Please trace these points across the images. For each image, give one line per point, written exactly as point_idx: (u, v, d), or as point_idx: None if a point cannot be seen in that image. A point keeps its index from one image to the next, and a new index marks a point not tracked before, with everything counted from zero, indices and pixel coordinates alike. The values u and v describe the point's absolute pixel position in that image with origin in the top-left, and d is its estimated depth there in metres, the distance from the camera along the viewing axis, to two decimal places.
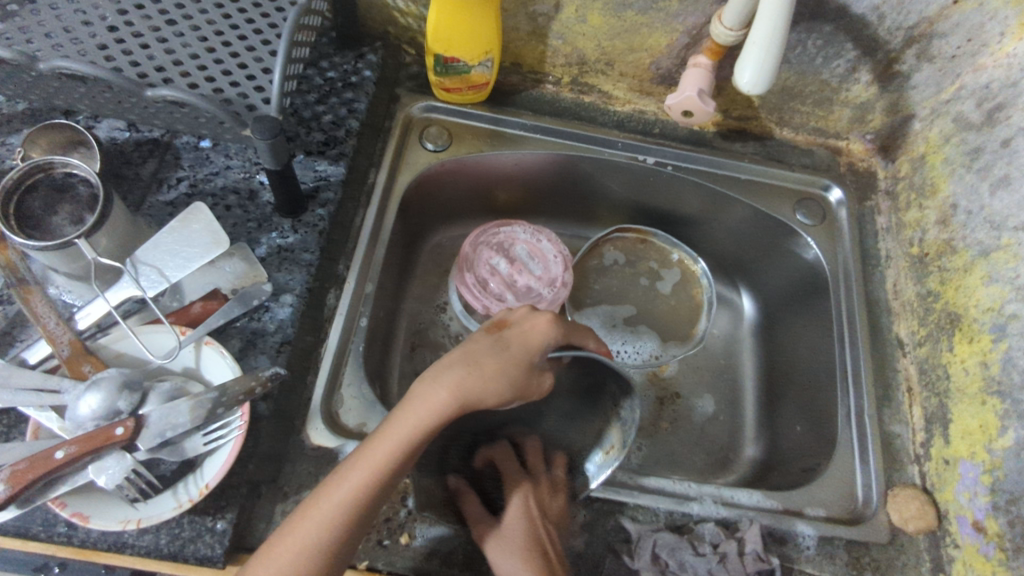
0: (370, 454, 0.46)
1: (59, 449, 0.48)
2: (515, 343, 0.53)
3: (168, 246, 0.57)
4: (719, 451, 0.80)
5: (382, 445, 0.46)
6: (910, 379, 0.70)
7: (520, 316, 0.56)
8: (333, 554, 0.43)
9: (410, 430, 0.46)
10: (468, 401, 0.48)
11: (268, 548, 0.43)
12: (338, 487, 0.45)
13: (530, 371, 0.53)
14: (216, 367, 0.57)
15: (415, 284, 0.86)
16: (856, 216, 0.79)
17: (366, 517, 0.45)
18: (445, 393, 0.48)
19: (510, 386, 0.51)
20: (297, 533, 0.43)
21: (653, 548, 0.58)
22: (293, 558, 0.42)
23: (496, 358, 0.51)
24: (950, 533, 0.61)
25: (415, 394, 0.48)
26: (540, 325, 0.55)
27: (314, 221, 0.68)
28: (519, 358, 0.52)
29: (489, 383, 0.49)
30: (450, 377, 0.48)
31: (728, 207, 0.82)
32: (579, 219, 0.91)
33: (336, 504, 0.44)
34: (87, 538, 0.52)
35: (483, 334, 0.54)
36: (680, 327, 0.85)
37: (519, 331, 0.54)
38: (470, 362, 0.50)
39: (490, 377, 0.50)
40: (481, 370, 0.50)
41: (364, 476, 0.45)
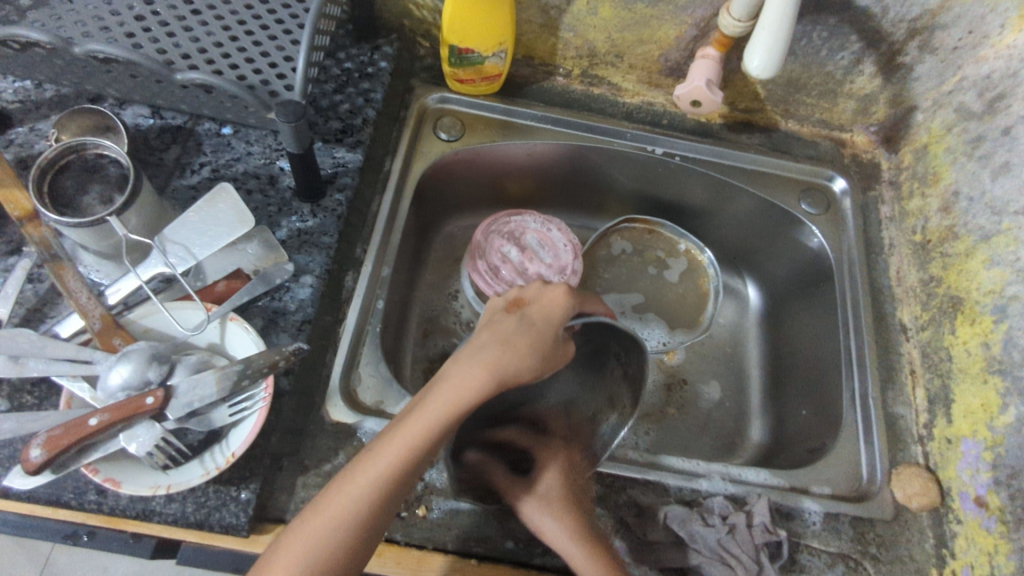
0: (402, 433, 0.43)
1: (92, 417, 0.49)
2: (541, 320, 0.51)
3: (195, 225, 0.59)
4: (726, 435, 0.81)
5: (414, 422, 0.43)
6: (913, 362, 0.71)
7: (536, 291, 0.54)
8: (366, 531, 0.42)
9: (447, 409, 0.44)
10: (503, 378, 0.46)
11: (298, 525, 0.41)
12: (370, 467, 0.42)
13: (558, 346, 0.51)
14: (240, 343, 0.59)
15: (428, 271, 0.88)
16: (861, 205, 0.81)
17: (398, 494, 0.43)
18: (481, 370, 0.45)
19: (542, 361, 0.49)
20: (329, 511, 0.41)
21: (664, 520, 0.59)
22: (327, 535, 0.41)
23: (525, 334, 0.49)
24: (953, 509, 0.63)
25: (451, 373, 0.46)
26: (558, 298, 0.53)
27: (332, 206, 0.70)
28: (546, 333, 0.50)
29: (523, 360, 0.47)
30: (484, 357, 0.46)
31: (735, 197, 0.84)
32: (587, 210, 0.93)
33: (370, 481, 0.42)
34: (116, 505, 0.54)
35: (502, 312, 0.52)
36: (687, 315, 0.87)
37: (540, 306, 0.52)
38: (499, 340, 0.48)
39: (523, 354, 0.48)
40: (514, 347, 0.48)
41: (398, 455, 0.43)
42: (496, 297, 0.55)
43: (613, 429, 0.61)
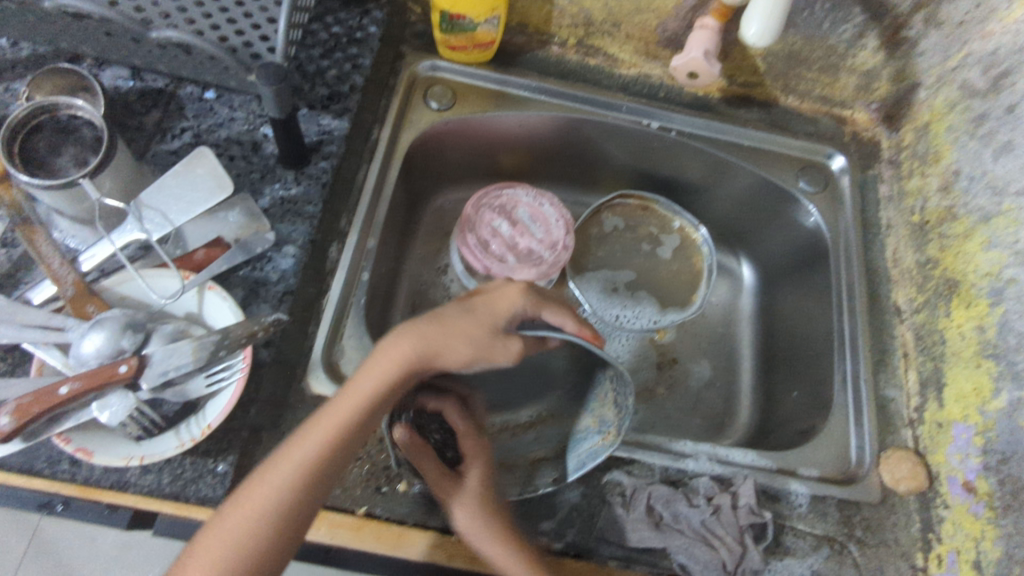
0: (328, 415, 0.47)
1: (64, 385, 0.48)
2: (482, 307, 0.53)
3: (172, 190, 0.58)
4: (714, 415, 0.80)
5: (338, 405, 0.47)
6: (906, 345, 0.70)
7: (494, 288, 0.57)
8: (285, 517, 0.44)
9: (374, 386, 0.47)
10: (431, 360, 0.49)
11: (217, 521, 0.43)
12: (296, 451, 0.45)
13: (497, 336, 0.52)
14: (219, 313, 0.57)
15: (417, 246, 0.86)
16: (859, 183, 0.79)
17: (325, 481, 0.46)
18: (411, 349, 0.48)
19: (473, 348, 0.50)
20: (247, 498, 0.43)
21: (648, 500, 0.59)
22: (246, 526, 0.42)
23: (463, 320, 0.51)
24: (940, 494, 0.62)
25: (378, 354, 0.49)
26: (510, 293, 0.55)
27: (317, 174, 0.68)
28: (484, 323, 0.52)
29: (456, 341, 0.50)
30: (416, 333, 0.49)
31: (731, 174, 0.82)
32: (581, 185, 0.91)
33: (294, 467, 0.45)
34: (91, 476, 0.53)
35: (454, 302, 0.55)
36: (680, 294, 0.85)
37: (490, 297, 0.54)
38: (434, 323, 0.51)
39: (455, 335, 0.50)
40: (445, 330, 0.50)
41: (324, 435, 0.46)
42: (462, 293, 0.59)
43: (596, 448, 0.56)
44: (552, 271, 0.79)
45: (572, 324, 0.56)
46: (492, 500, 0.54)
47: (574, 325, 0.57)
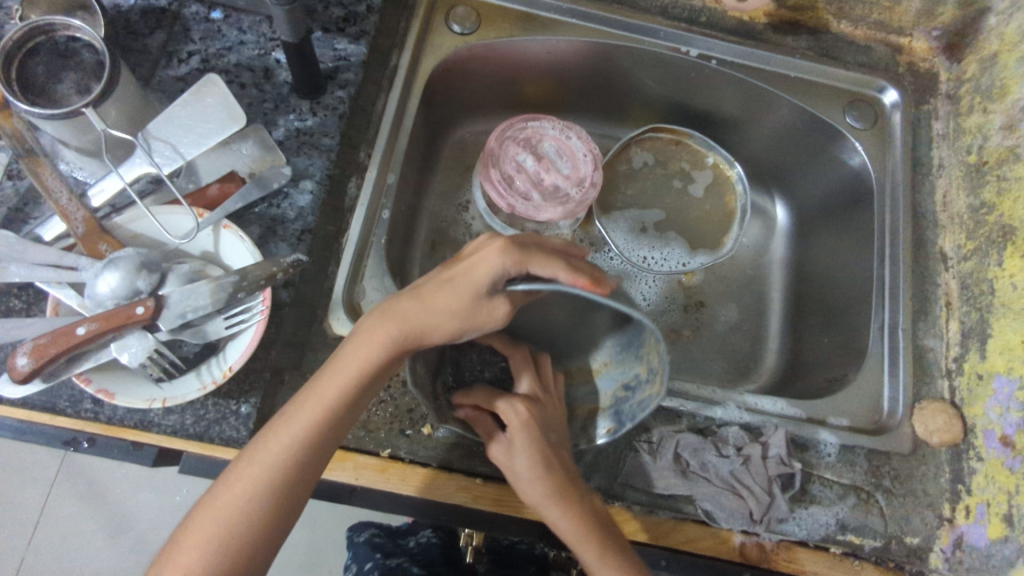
0: (313, 395, 0.46)
1: (80, 326, 0.47)
2: (461, 272, 0.47)
3: (182, 120, 0.54)
4: (740, 359, 0.79)
5: (323, 386, 0.46)
6: (950, 294, 0.67)
7: (477, 245, 0.49)
8: (279, 497, 0.45)
9: (357, 369, 0.47)
10: (410, 336, 0.47)
11: (208, 501, 0.44)
12: (285, 434, 0.45)
13: (479, 304, 0.46)
14: (236, 252, 0.55)
15: (437, 181, 0.82)
16: (912, 119, 0.74)
17: (313, 462, 0.46)
18: (393, 330, 0.47)
19: (455, 321, 0.46)
20: (240, 481, 0.44)
21: (676, 448, 0.58)
22: (234, 506, 0.44)
23: (441, 288, 0.47)
24: (974, 446, 0.61)
25: (360, 332, 0.47)
26: (489, 251, 0.46)
27: (334, 104, 0.64)
28: (463, 291, 0.46)
29: (436, 315, 0.47)
30: (396, 311, 0.47)
31: (772, 107, 0.77)
32: (610, 117, 0.85)
33: (279, 448, 0.45)
34: (114, 415, 0.53)
35: (439, 268, 0.50)
36: (711, 236, 0.82)
37: (470, 257, 0.48)
38: (416, 299, 0.47)
39: (433, 308, 0.47)
40: (426, 305, 0.47)
41: (309, 415, 0.46)
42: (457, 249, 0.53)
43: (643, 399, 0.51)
44: (579, 210, 0.75)
45: (565, 275, 0.44)
46: (549, 457, 0.52)
47: (568, 275, 0.44)
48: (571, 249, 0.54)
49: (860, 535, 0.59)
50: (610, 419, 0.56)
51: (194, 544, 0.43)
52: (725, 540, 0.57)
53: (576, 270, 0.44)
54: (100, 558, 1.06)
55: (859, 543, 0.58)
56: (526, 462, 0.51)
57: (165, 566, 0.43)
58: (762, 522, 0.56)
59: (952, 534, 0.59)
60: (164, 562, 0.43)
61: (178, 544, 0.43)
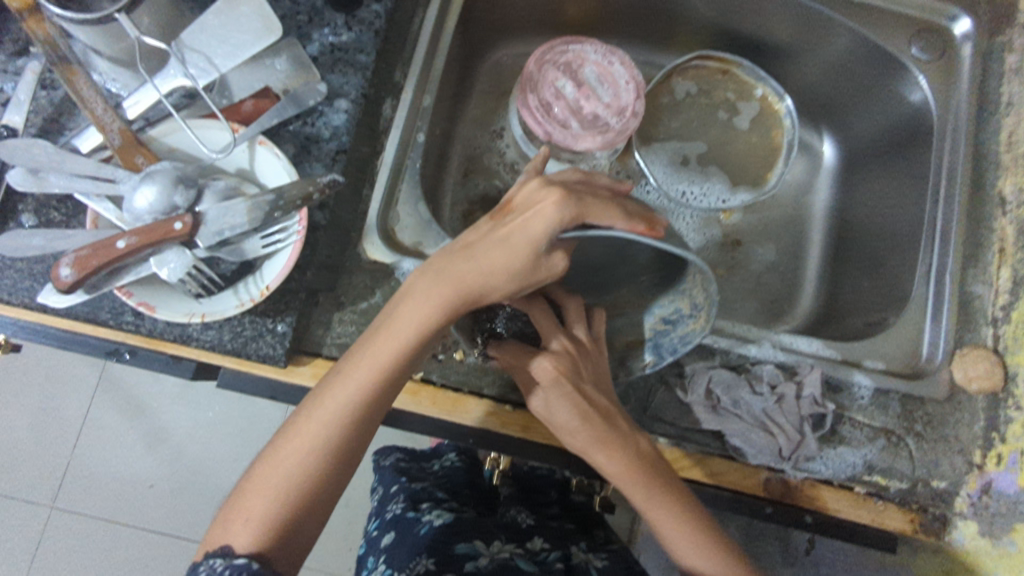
0: (366, 353, 0.46)
1: (121, 239, 0.47)
2: (517, 230, 0.45)
3: (215, 30, 0.52)
4: (774, 300, 0.77)
5: (378, 345, 0.46)
6: (1004, 240, 0.64)
7: (527, 197, 0.47)
8: (340, 450, 0.45)
9: (413, 330, 0.46)
10: (470, 295, 0.46)
11: (272, 452, 0.45)
12: (342, 390, 0.46)
13: (538, 261, 0.45)
14: (271, 169, 0.54)
15: (472, 105, 0.80)
16: (983, 52, 0.69)
17: (370, 415, 0.46)
18: (447, 288, 0.45)
19: (514, 279, 0.45)
20: (302, 437, 0.45)
21: (708, 384, 0.58)
22: (298, 459, 0.44)
23: (498, 247, 0.45)
24: (1014, 395, 0.60)
25: (414, 291, 0.46)
26: (543, 208, 0.45)
27: (370, 19, 0.61)
28: (520, 248, 0.45)
29: (495, 274, 0.45)
30: (451, 272, 0.46)
31: (829, 34, 0.72)
32: (655, 42, 0.81)
33: (339, 403, 0.45)
34: (155, 328, 0.54)
35: (488, 224, 0.48)
36: (753, 172, 0.79)
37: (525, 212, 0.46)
38: (473, 258, 0.46)
39: (494, 268, 0.45)
40: (486, 265, 0.45)
41: (366, 373, 0.46)
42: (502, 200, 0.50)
43: (683, 330, 0.53)
44: (618, 139, 0.72)
45: (623, 225, 0.45)
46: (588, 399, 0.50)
47: (624, 225, 0.45)
48: (618, 191, 0.54)
49: (886, 476, 0.59)
50: (648, 351, 0.56)
51: (258, 495, 0.43)
52: (752, 473, 0.58)
53: (631, 218, 0.46)
54: (140, 466, 1.11)
55: (885, 484, 0.59)
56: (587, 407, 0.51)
57: (230, 514, 0.44)
58: (791, 459, 0.57)
59: (980, 480, 0.59)
60: (228, 510, 0.44)
61: (243, 494, 0.44)
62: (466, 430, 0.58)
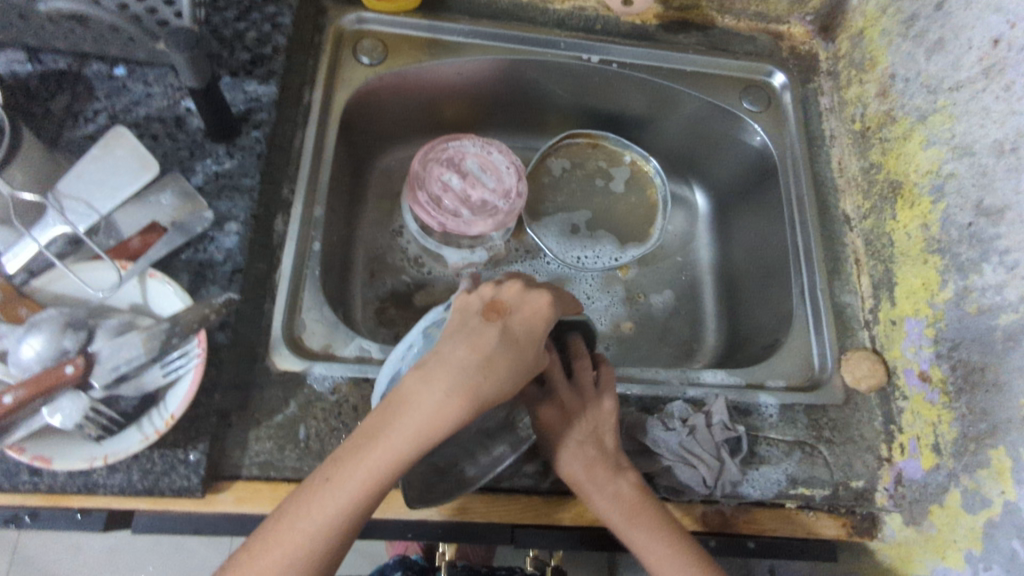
0: (366, 460, 0.42)
1: (6, 395, 0.46)
2: (522, 333, 0.45)
3: (92, 175, 0.54)
4: (683, 342, 0.82)
5: (373, 445, 0.42)
6: (857, 251, 0.72)
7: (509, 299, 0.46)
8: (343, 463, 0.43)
9: (413, 435, 0.41)
10: (480, 405, 0.42)
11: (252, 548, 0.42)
12: (324, 496, 0.42)
13: (536, 356, 0.45)
14: (164, 298, 0.55)
15: (369, 209, 0.84)
16: (801, 98, 0.80)
17: (348, 534, 0.43)
18: (441, 387, 0.41)
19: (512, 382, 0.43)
20: (302, 514, 0.42)
21: (625, 430, 0.60)
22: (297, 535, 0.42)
23: (503, 353, 0.43)
24: (898, 386, 0.65)
25: (403, 391, 0.42)
26: (540, 308, 0.46)
27: (250, 144, 0.64)
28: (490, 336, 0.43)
29: (498, 383, 0.42)
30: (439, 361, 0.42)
31: (675, 101, 0.81)
32: (527, 129, 0.89)
33: (317, 523, 0.42)
34: (55, 483, 0.51)
35: (477, 322, 0.44)
36: (638, 229, 0.86)
37: (521, 317, 0.45)
38: (479, 364, 0.42)
39: (500, 377, 0.42)
40: (488, 372, 0.42)
41: (359, 486, 0.42)
42: (472, 294, 0.47)
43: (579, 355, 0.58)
44: (508, 220, 0.78)
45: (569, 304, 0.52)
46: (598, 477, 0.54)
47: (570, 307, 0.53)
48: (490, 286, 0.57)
49: (809, 486, 0.62)
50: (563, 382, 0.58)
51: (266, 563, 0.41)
52: (688, 511, 0.60)
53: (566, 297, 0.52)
54: None
55: (810, 494, 0.62)
56: (581, 461, 0.55)
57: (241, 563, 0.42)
58: (716, 487, 0.59)
59: (891, 472, 0.63)
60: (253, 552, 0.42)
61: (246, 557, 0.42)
62: (402, 525, 0.58)
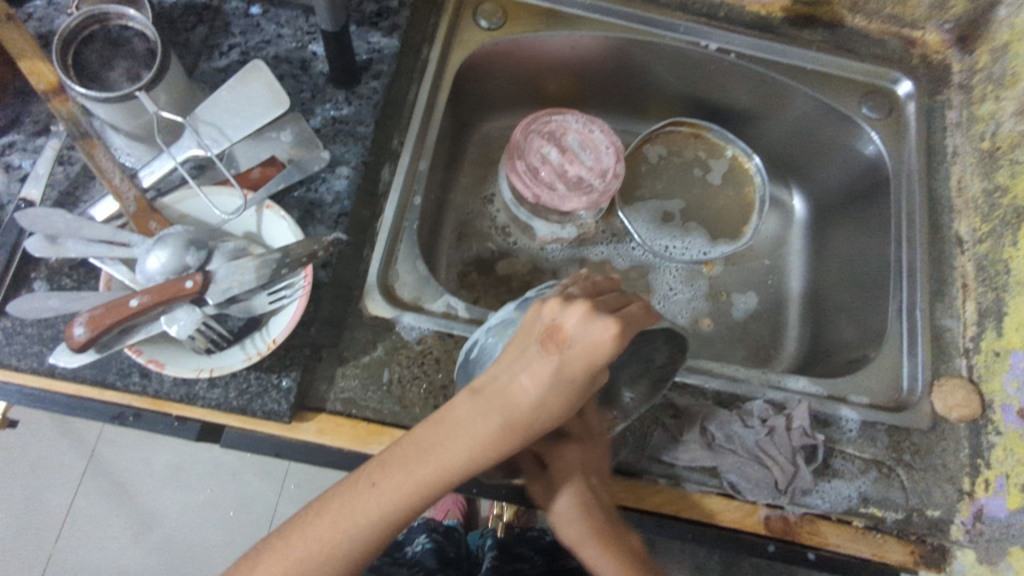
0: (415, 474, 0.38)
1: (134, 298, 0.49)
2: (581, 371, 0.36)
3: (228, 104, 0.57)
4: (761, 346, 0.80)
5: (427, 458, 0.38)
6: (966, 276, 0.69)
7: (579, 329, 0.35)
8: (395, 475, 0.38)
9: (463, 459, 0.38)
10: (530, 438, 0.38)
11: (284, 542, 0.39)
12: (367, 503, 0.38)
13: (595, 385, 0.38)
14: (278, 230, 0.57)
15: (463, 173, 0.85)
16: (925, 110, 0.76)
17: (385, 540, 0.39)
18: (495, 421, 0.37)
19: (563, 415, 0.38)
20: (332, 519, 0.38)
21: (702, 423, 0.60)
22: (335, 535, 0.38)
23: (560, 392, 0.37)
24: (992, 421, 0.63)
25: (458, 412, 0.39)
26: (606, 339, 0.35)
27: (368, 94, 0.66)
28: (546, 371, 0.36)
29: (553, 419, 0.38)
30: (500, 394, 0.38)
31: (789, 99, 0.79)
32: (630, 111, 0.88)
33: (359, 526, 0.38)
34: (161, 388, 0.55)
35: (537, 352, 0.37)
36: (730, 225, 0.85)
37: (586, 351, 0.35)
38: (532, 404, 0.37)
39: (554, 413, 0.38)
40: (541, 412, 0.37)
41: (403, 498, 0.38)
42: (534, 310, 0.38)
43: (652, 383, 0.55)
44: (602, 200, 0.77)
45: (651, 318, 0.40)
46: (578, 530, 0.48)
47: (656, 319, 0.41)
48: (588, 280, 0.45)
49: (882, 507, 0.60)
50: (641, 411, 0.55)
51: (288, 558, 0.38)
52: (751, 512, 0.59)
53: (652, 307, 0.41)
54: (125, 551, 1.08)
55: (882, 516, 0.60)
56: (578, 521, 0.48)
57: (266, 549, 0.39)
58: (786, 492, 0.58)
59: (971, 507, 0.61)
60: (275, 545, 0.39)
61: (271, 548, 0.39)
62: (470, 478, 0.59)
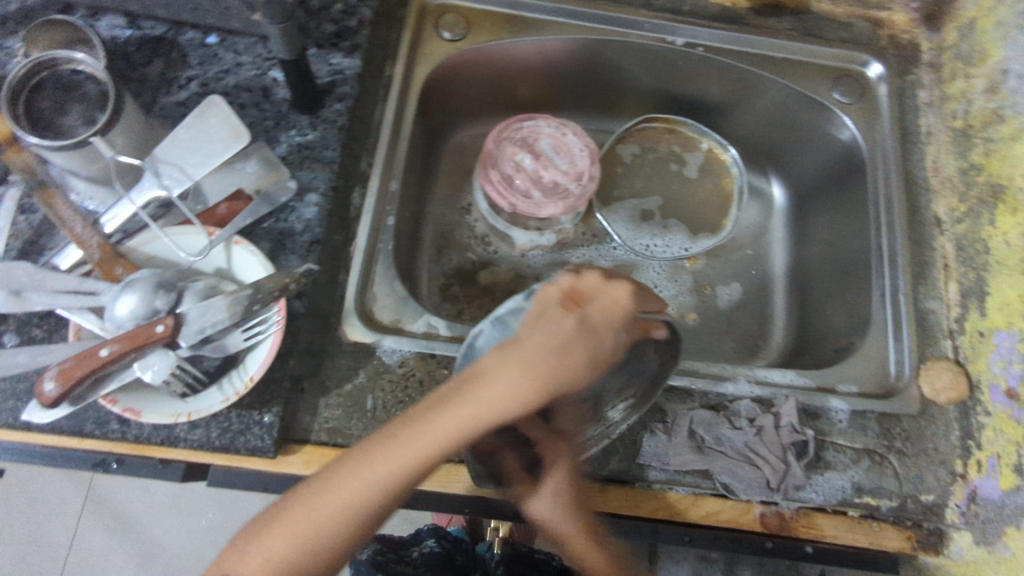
0: (436, 424, 0.39)
1: (104, 347, 0.48)
2: (601, 322, 0.45)
3: (187, 142, 0.56)
4: (749, 338, 0.80)
5: (449, 408, 0.40)
6: (946, 256, 0.69)
7: (595, 287, 0.46)
8: (415, 426, 0.39)
9: (486, 409, 0.40)
10: (553, 394, 0.41)
11: (303, 500, 0.39)
12: (389, 454, 0.39)
13: (613, 347, 0.46)
14: (248, 265, 0.57)
15: (438, 185, 0.84)
16: (897, 90, 0.76)
17: (396, 500, 0.40)
18: (519, 371, 0.41)
19: (586, 367, 0.43)
20: (348, 476, 0.39)
21: (690, 426, 0.60)
22: (350, 489, 0.39)
23: (582, 343, 0.43)
24: (981, 402, 0.63)
25: (481, 367, 0.41)
26: (620, 296, 0.46)
27: (333, 117, 0.65)
28: (570, 322, 0.43)
29: (574, 372, 0.42)
30: (523, 349, 0.41)
31: (761, 88, 0.78)
32: (602, 110, 0.87)
33: (378, 477, 0.39)
34: (142, 433, 0.54)
35: (557, 310, 0.44)
36: (709, 219, 0.84)
37: (601, 306, 0.45)
38: (558, 350, 0.42)
39: (576, 369, 0.42)
40: (566, 360, 0.42)
41: (424, 448, 0.39)
42: (550, 285, 0.46)
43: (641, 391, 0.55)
44: (579, 204, 0.77)
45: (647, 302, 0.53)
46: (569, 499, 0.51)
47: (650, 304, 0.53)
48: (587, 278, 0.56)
49: (876, 496, 0.60)
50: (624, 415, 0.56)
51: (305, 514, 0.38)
52: (745, 511, 0.58)
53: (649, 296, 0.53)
54: None
55: (876, 504, 0.60)
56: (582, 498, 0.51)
57: (275, 514, 0.39)
58: (780, 489, 0.58)
59: (965, 489, 0.60)
60: (280, 516, 0.39)
61: (279, 514, 0.39)
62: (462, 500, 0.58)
